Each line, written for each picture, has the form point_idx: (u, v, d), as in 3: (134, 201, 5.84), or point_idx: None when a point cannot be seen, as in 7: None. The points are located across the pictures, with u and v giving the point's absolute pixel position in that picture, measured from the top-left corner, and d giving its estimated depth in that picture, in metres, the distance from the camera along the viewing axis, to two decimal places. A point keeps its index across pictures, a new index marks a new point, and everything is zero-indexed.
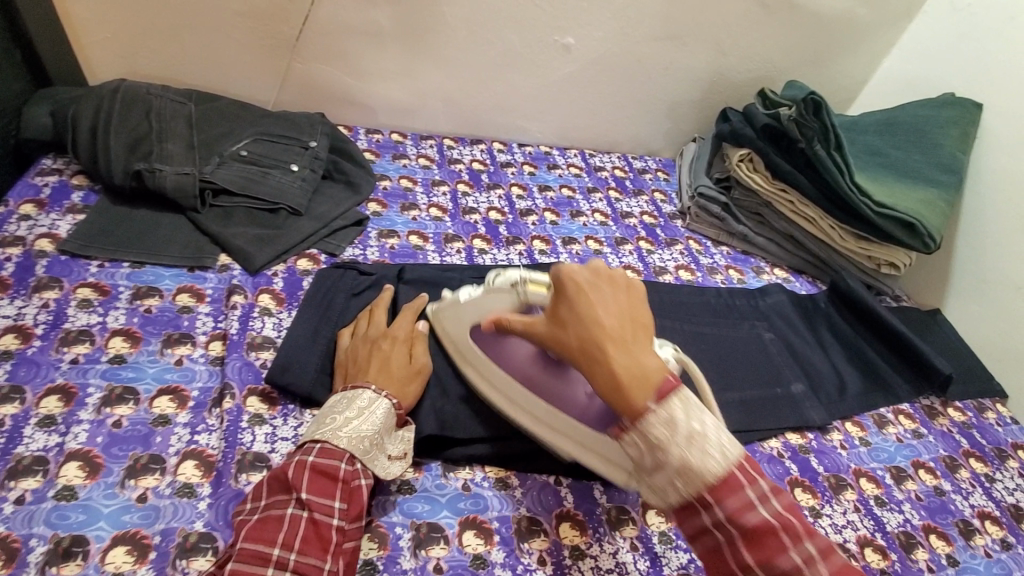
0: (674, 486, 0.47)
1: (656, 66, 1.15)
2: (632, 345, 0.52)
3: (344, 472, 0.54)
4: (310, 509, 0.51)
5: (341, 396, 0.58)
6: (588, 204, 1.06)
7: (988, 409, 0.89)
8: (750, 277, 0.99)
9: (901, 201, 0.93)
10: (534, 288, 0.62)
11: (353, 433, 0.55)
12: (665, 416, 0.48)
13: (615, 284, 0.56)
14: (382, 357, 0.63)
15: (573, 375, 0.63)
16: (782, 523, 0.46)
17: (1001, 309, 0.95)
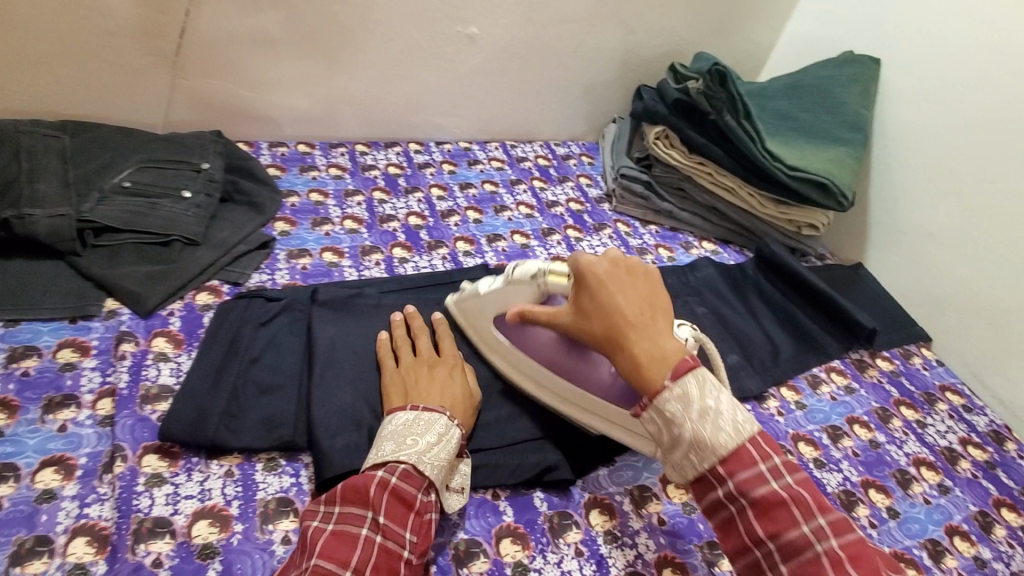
0: (690, 464, 0.48)
1: (566, 48, 1.11)
2: (652, 329, 0.53)
3: (419, 503, 0.52)
4: (384, 533, 0.50)
5: (418, 418, 0.57)
6: (513, 197, 1.04)
7: (915, 354, 0.89)
8: (680, 252, 0.98)
9: (811, 162, 0.91)
10: (555, 278, 0.62)
11: (436, 461, 0.54)
12: (679, 392, 0.49)
13: (634, 274, 0.57)
14: (443, 383, 0.62)
15: (598, 357, 0.64)
16: (795, 496, 0.46)
17: (916, 258, 0.94)
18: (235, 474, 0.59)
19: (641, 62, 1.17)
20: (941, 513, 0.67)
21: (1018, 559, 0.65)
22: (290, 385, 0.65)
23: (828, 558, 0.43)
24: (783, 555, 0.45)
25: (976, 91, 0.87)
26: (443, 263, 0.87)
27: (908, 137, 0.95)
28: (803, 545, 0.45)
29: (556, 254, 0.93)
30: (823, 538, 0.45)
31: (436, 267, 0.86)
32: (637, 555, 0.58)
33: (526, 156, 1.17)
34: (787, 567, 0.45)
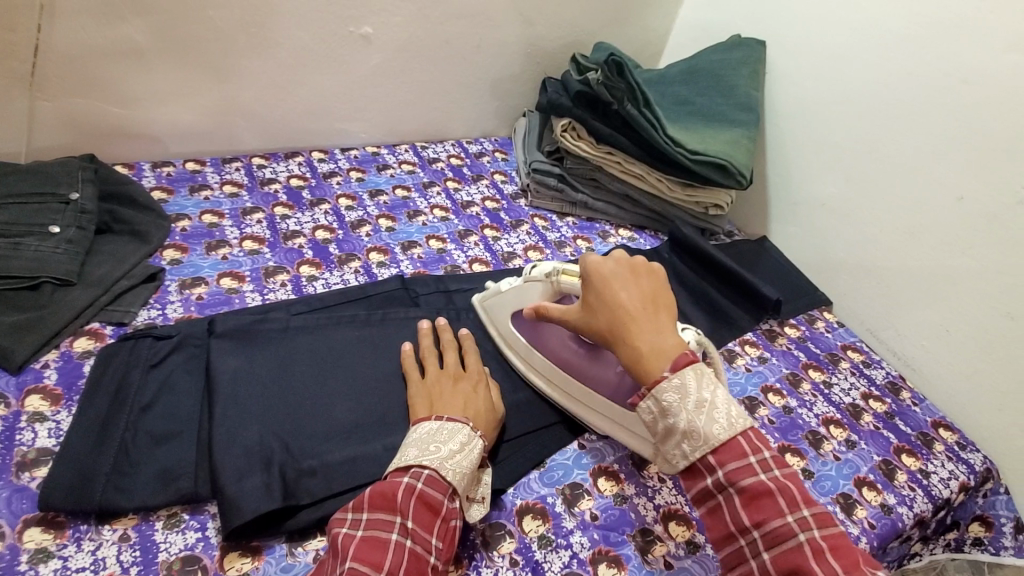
0: (681, 450, 0.51)
1: (467, 45, 1.09)
2: (653, 323, 0.56)
3: (445, 509, 0.52)
4: (413, 538, 0.50)
5: (440, 428, 0.57)
6: (426, 201, 1.01)
7: (818, 319, 0.95)
8: (597, 243, 1.00)
9: (710, 145, 0.94)
10: (567, 277, 0.67)
11: (459, 468, 0.54)
12: (676, 384, 0.51)
13: (639, 273, 0.60)
14: (467, 396, 0.62)
15: (608, 358, 0.67)
16: (781, 487, 0.48)
17: (810, 228, 1.00)
18: (131, 538, 0.54)
19: (544, 54, 1.17)
20: (851, 467, 0.72)
21: (919, 500, 0.70)
22: (189, 431, 0.60)
23: (810, 547, 0.45)
24: (766, 542, 0.47)
25: (847, 67, 0.93)
26: (355, 277, 0.83)
27: (796, 114, 1.00)
28: (785, 534, 0.46)
29: (475, 256, 0.92)
30: (806, 529, 0.46)
31: (348, 282, 0.82)
32: (572, 555, 0.58)
33: (438, 157, 1.14)
34: (769, 553, 0.47)
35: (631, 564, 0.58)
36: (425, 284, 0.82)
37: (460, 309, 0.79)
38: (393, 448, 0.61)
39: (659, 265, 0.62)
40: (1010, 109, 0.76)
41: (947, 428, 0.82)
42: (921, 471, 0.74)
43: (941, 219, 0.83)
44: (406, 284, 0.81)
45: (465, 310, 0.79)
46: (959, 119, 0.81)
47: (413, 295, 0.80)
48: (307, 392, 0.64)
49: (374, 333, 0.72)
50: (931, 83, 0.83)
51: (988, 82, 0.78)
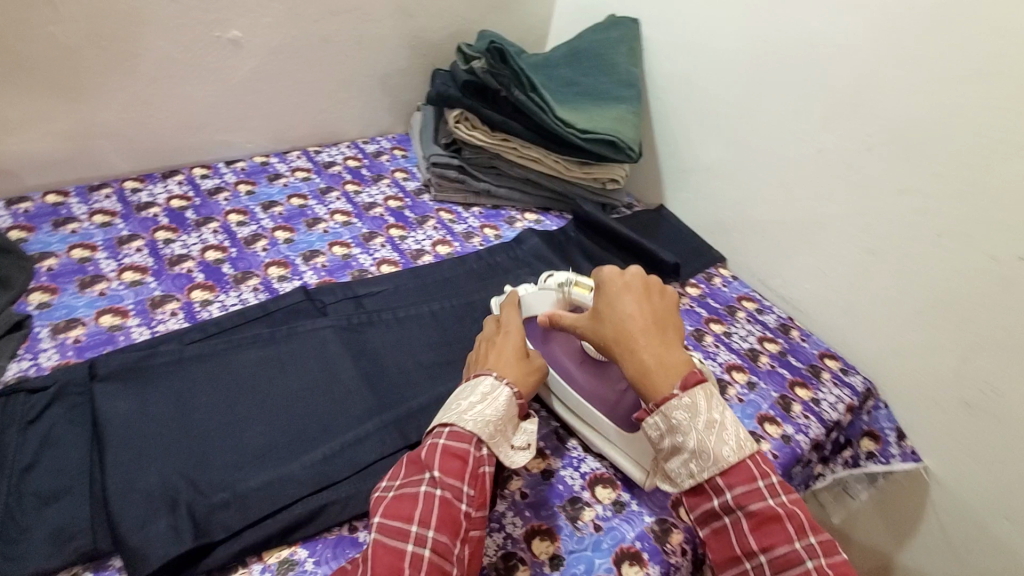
0: (690, 470, 0.54)
1: (348, 42, 1.06)
2: (661, 340, 0.59)
3: (472, 456, 0.55)
4: (441, 486, 0.53)
5: (463, 386, 0.60)
6: (325, 207, 0.97)
7: (715, 276, 1.03)
8: (505, 229, 1.01)
9: (598, 123, 0.97)
10: (579, 288, 0.70)
11: (479, 417, 0.56)
12: (687, 403, 0.55)
13: (649, 291, 0.63)
14: (500, 349, 0.65)
15: (612, 373, 0.68)
16: (790, 512, 0.52)
17: (700, 192, 1.07)
18: None
19: (429, 46, 1.15)
20: (752, 407, 0.78)
21: (813, 426, 0.78)
22: (81, 485, 0.55)
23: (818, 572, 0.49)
24: (773, 565, 0.50)
25: (712, 38, 0.99)
26: (255, 295, 0.79)
27: (675, 87, 1.06)
28: (793, 558, 0.50)
29: (383, 258, 0.90)
30: (813, 555, 0.50)
31: (247, 301, 0.78)
32: (506, 535, 0.60)
33: (333, 161, 1.10)
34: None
35: (563, 533, 0.61)
36: (331, 292, 0.80)
37: (372, 313, 0.78)
38: (313, 464, 0.59)
39: (669, 288, 0.65)
40: (849, 66, 0.84)
41: (832, 358, 0.92)
42: (813, 400, 0.82)
43: (807, 172, 0.91)
44: (311, 295, 0.78)
45: (376, 314, 0.78)
46: (810, 78, 0.88)
47: (321, 305, 0.78)
48: (214, 423, 0.61)
49: (282, 351, 0.69)
50: (783, 47, 0.90)
51: (827, 43, 0.85)
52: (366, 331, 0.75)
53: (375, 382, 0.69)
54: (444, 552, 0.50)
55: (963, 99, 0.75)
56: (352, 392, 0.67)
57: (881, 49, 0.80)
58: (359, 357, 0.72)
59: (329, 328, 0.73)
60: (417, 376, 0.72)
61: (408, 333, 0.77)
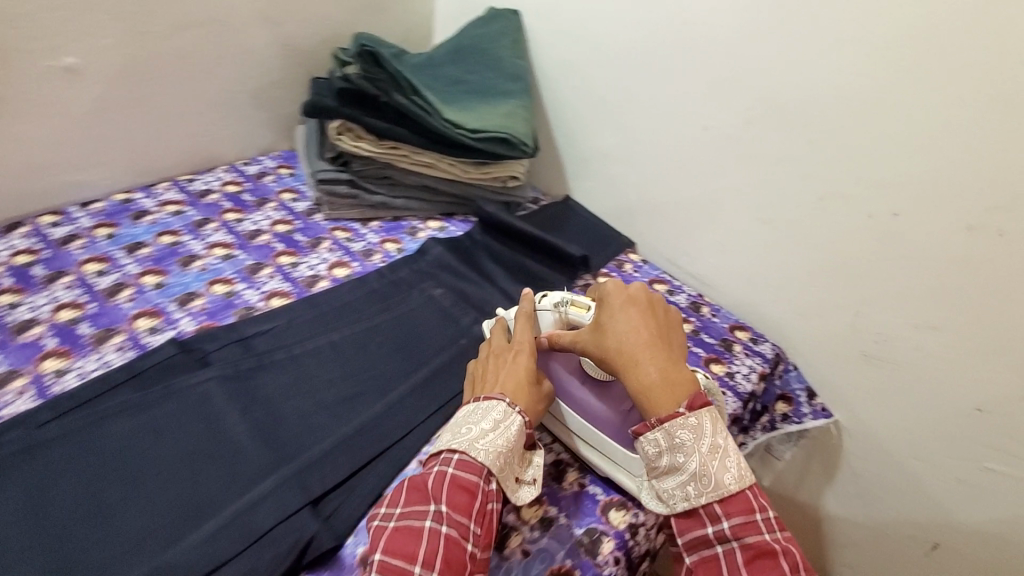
0: (687, 492, 0.57)
1: (208, 57, 0.95)
2: (666, 359, 0.62)
3: (480, 491, 0.56)
4: (448, 523, 0.53)
5: (474, 409, 0.61)
6: (201, 242, 0.88)
7: (626, 262, 1.03)
8: (407, 241, 0.96)
9: (488, 119, 0.93)
10: (575, 308, 0.71)
11: (490, 447, 0.58)
12: (693, 423, 0.58)
13: (654, 310, 0.66)
14: (511, 368, 0.66)
15: (615, 392, 0.69)
16: (785, 548, 0.54)
17: (603, 179, 1.07)
18: None
19: (302, 53, 1.07)
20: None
21: (728, 403, 0.81)
22: None
23: None
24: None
25: (593, 24, 0.97)
26: (121, 356, 0.69)
27: (564, 76, 1.05)
28: None
29: (272, 290, 0.82)
30: None
31: (111, 364, 0.68)
32: None
33: (209, 189, 1.00)
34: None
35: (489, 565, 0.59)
36: (209, 341, 0.71)
37: (260, 356, 0.71)
38: (201, 542, 0.53)
39: (672, 307, 0.68)
40: (721, 42, 0.84)
41: (742, 329, 0.94)
42: (727, 375, 0.84)
43: (698, 150, 0.92)
44: (185, 347, 0.70)
45: (268, 357, 0.71)
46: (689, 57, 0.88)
47: (200, 356, 0.70)
48: (77, 516, 0.53)
49: (155, 417, 0.62)
50: (660, 28, 0.90)
51: (700, 21, 0.86)
52: (256, 378, 0.68)
53: (271, 434, 0.63)
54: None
55: (823, 65, 0.76)
56: (243, 450, 0.61)
57: (747, 22, 0.81)
58: (250, 408, 0.65)
59: (210, 383, 0.66)
60: (319, 418, 0.66)
61: (305, 372, 0.71)
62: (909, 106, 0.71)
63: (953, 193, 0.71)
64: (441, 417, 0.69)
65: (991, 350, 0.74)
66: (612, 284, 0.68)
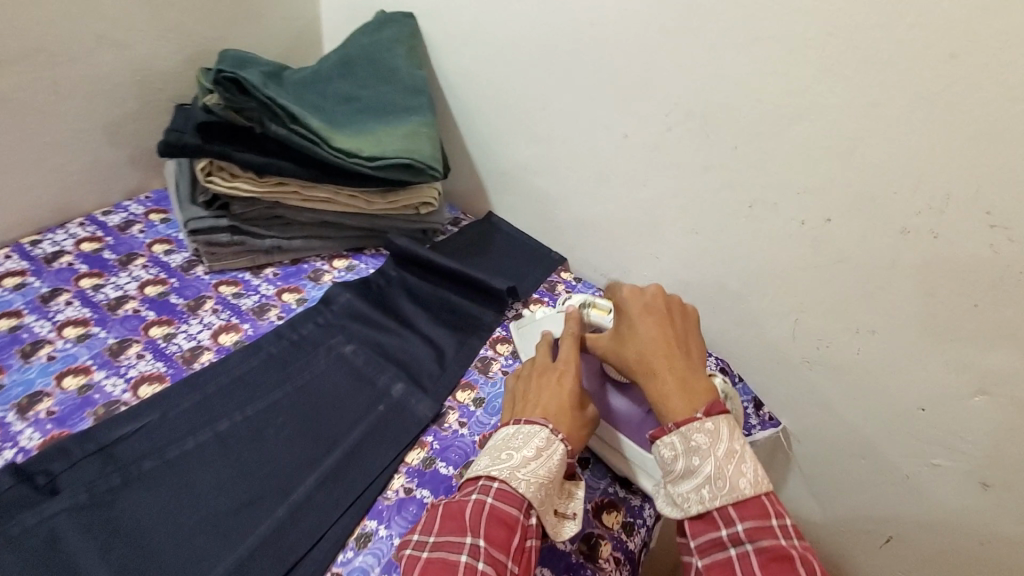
0: (701, 494, 0.54)
1: (34, 93, 0.78)
2: (682, 366, 0.61)
3: (520, 524, 0.52)
4: (485, 560, 0.49)
5: (513, 434, 0.58)
6: (48, 322, 0.73)
7: (558, 283, 0.95)
8: (309, 289, 0.84)
9: (387, 143, 0.82)
10: (596, 311, 0.73)
11: (532, 476, 0.54)
12: (709, 428, 0.55)
13: (672, 318, 0.66)
14: (549, 388, 0.64)
15: (633, 394, 0.70)
16: (802, 555, 0.50)
17: (526, 194, 0.98)
18: None
19: (163, 77, 0.91)
20: (587, 496, 0.67)
21: None
22: None
23: None
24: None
25: (496, 26, 0.87)
26: None
27: (472, 84, 0.94)
28: None
29: (141, 375, 0.68)
30: None
31: None
32: None
33: (60, 250, 0.83)
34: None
35: None
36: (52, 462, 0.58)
37: (124, 472, 0.58)
38: None
39: (691, 313, 0.68)
40: (634, 43, 0.77)
41: None
42: None
43: (620, 159, 0.85)
44: (21, 474, 0.56)
45: (133, 470, 0.58)
46: (603, 61, 0.80)
47: (44, 483, 0.56)
48: None
49: None
50: (569, 30, 0.81)
51: (609, 21, 0.78)
52: (118, 502, 0.56)
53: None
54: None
55: (741, 66, 0.70)
56: None
57: (660, 22, 0.74)
58: (109, 546, 0.53)
59: (53, 523, 0.54)
60: (202, 541, 0.54)
61: (183, 482, 0.58)
62: (833, 107, 0.66)
63: (885, 197, 0.67)
64: (357, 515, 0.59)
65: (933, 352, 0.72)
66: (631, 291, 0.69)
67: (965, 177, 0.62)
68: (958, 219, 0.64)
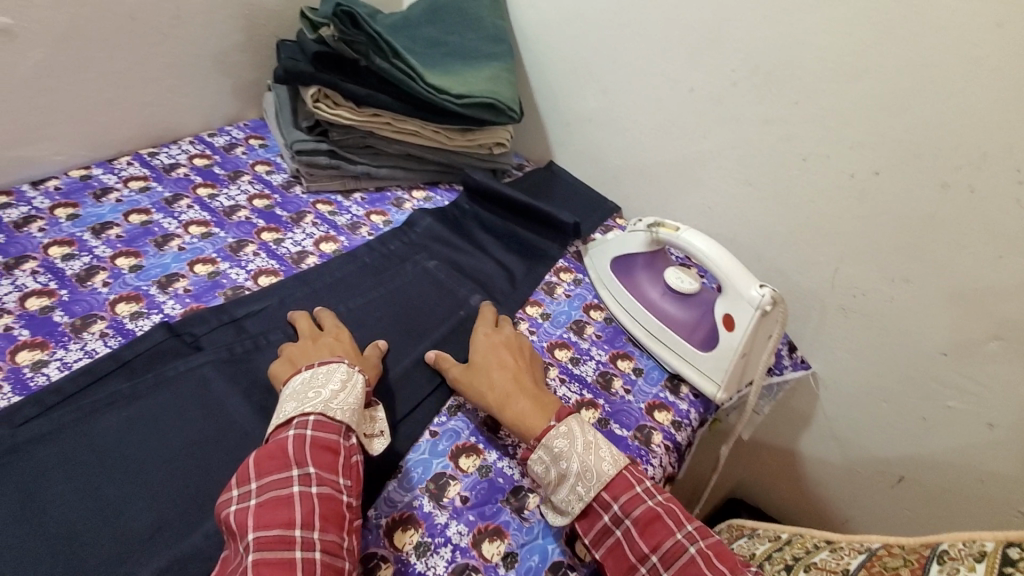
0: (577, 493, 0.56)
1: (161, 18, 0.87)
2: (533, 388, 0.65)
3: (342, 445, 0.55)
4: (319, 483, 0.51)
5: (315, 373, 0.59)
6: (175, 220, 0.82)
7: (613, 227, 1.04)
8: (393, 213, 0.93)
9: (473, 84, 0.90)
10: (664, 230, 0.77)
11: (344, 405, 0.57)
12: (564, 431, 0.59)
13: (521, 352, 0.70)
14: (334, 346, 0.65)
15: (691, 305, 0.77)
16: (667, 508, 0.56)
17: (587, 144, 1.06)
18: None
19: (268, 13, 0.99)
20: (641, 397, 0.73)
21: None
22: None
23: (700, 554, 0.52)
24: (665, 562, 0.53)
25: None
26: (104, 345, 0.65)
27: (546, 37, 1.02)
28: (678, 549, 0.53)
29: (258, 268, 0.78)
30: (694, 540, 0.54)
31: (95, 354, 0.64)
32: (453, 547, 0.56)
33: (176, 162, 0.93)
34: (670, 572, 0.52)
35: (511, 529, 0.58)
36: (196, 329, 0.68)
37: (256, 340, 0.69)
38: (220, 528, 0.53)
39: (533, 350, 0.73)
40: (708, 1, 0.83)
41: None
42: None
43: (682, 112, 0.92)
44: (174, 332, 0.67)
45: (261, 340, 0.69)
46: (675, 18, 0.86)
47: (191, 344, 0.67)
48: (83, 513, 0.52)
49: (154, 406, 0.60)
50: None
51: None
52: (254, 361, 0.67)
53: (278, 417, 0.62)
54: (334, 549, 0.49)
55: (810, 25, 0.76)
56: (250, 436, 0.60)
57: None
58: (252, 394, 0.64)
59: (205, 370, 0.64)
60: None
61: None
62: (891, 67, 0.73)
63: (931, 154, 0.74)
64: (449, 390, 0.69)
65: (959, 299, 0.79)
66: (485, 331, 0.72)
67: (1006, 136, 0.69)
68: (995, 174, 0.71)
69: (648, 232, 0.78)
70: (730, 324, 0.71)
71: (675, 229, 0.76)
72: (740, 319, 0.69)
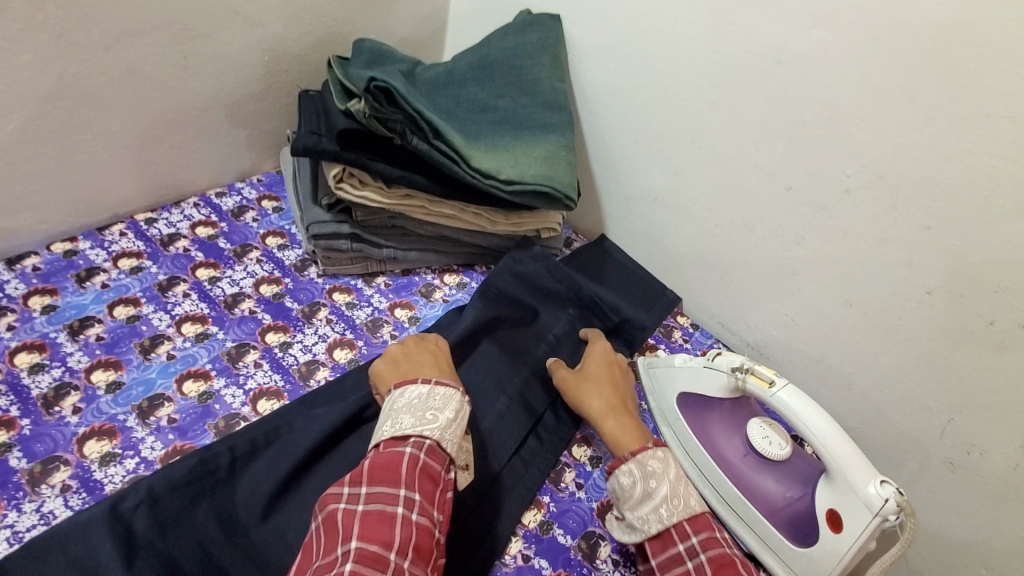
0: (658, 515, 0.54)
1: (164, 70, 0.74)
2: (629, 414, 0.65)
3: (444, 479, 0.52)
4: (419, 511, 0.48)
5: (432, 393, 0.56)
6: (167, 314, 0.70)
7: (674, 329, 0.90)
8: (420, 307, 0.80)
9: (525, 166, 0.76)
10: (755, 378, 0.63)
11: (457, 438, 0.54)
12: (661, 455, 0.58)
13: (621, 376, 0.71)
14: (435, 358, 0.65)
15: (777, 473, 0.64)
16: (745, 564, 0.53)
17: (648, 226, 0.91)
18: None
19: (291, 58, 0.86)
20: None
21: None
22: None
23: None
24: None
25: (656, 44, 0.79)
26: (64, 505, 0.54)
27: (611, 101, 0.86)
28: None
29: (259, 388, 0.66)
30: None
31: (53, 518, 0.53)
32: None
33: (176, 233, 0.80)
34: None
35: None
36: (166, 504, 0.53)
37: (240, 510, 0.55)
38: None
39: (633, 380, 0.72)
40: (827, 91, 0.67)
41: None
42: None
43: (773, 212, 0.76)
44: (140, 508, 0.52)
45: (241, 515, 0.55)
46: (781, 103, 0.71)
47: (172, 513, 0.53)
48: None
49: None
50: (746, 63, 0.72)
51: (797, 62, 0.68)
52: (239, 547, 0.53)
53: None
54: None
55: (961, 139, 0.60)
56: None
57: (866, 73, 0.64)
58: None
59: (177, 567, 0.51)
60: None
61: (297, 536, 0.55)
62: None
63: None
64: None
65: None
66: (597, 346, 0.74)
67: None
68: None
69: (735, 377, 0.64)
70: (836, 524, 0.57)
71: (769, 382, 0.62)
72: (851, 520, 0.56)
